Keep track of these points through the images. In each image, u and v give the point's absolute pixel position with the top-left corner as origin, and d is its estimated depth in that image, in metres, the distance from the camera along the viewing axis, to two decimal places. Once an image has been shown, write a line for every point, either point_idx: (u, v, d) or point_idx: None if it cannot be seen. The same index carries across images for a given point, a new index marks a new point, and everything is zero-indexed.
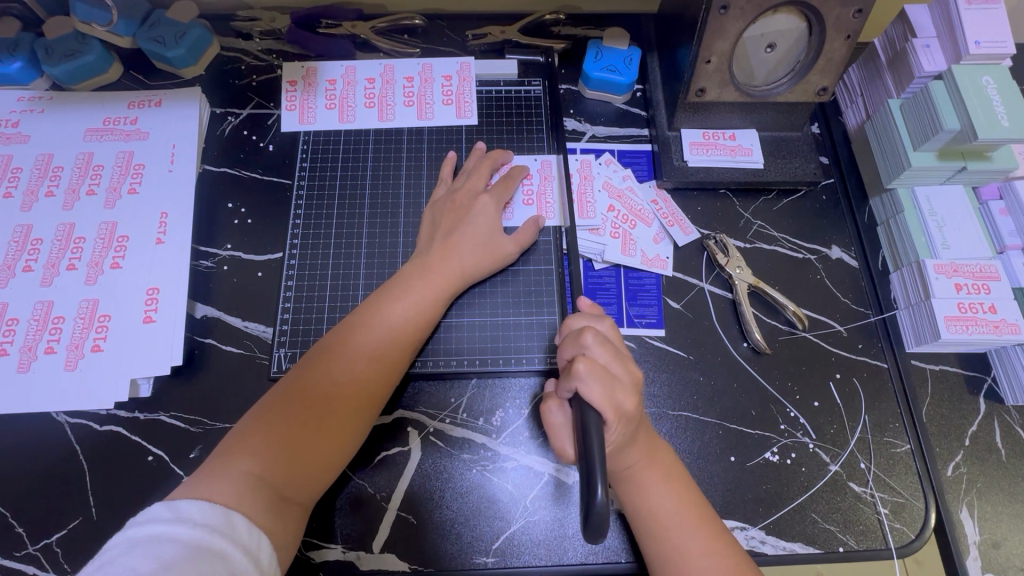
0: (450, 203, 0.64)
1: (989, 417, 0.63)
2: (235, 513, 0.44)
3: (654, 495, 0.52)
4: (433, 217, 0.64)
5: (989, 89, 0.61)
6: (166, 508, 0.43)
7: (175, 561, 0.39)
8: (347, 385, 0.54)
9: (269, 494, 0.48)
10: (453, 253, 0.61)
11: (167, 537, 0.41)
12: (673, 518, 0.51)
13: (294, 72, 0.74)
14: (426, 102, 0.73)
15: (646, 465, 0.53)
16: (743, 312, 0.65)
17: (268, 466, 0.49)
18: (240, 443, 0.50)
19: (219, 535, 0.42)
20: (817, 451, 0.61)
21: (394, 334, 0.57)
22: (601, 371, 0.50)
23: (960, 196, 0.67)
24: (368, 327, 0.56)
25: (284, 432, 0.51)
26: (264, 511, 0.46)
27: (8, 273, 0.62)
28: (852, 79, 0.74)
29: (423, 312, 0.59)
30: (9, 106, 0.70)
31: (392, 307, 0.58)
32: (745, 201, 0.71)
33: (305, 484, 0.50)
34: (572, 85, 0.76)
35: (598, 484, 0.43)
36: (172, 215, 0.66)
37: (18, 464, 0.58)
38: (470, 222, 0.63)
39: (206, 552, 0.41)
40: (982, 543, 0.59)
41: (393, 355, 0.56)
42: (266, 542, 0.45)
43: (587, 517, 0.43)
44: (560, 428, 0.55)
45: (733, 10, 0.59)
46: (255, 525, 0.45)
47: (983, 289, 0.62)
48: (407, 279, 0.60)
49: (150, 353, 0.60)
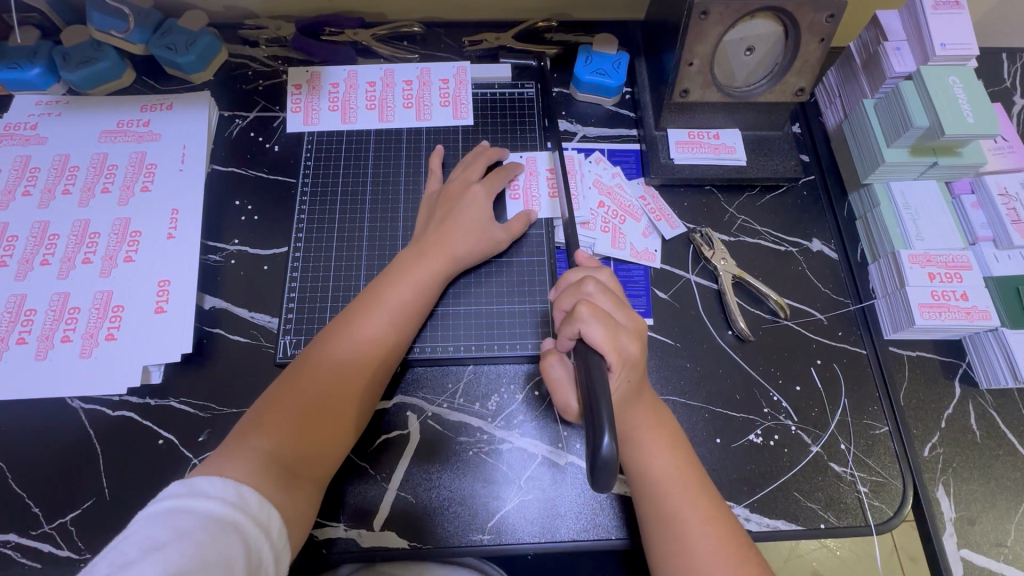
0: (444, 194, 0.68)
1: (964, 400, 0.65)
2: (246, 487, 0.47)
3: (658, 459, 0.55)
4: (428, 209, 0.68)
5: (956, 89, 0.64)
6: (182, 484, 0.45)
7: (191, 531, 0.41)
8: (349, 366, 0.57)
9: (282, 472, 0.50)
10: (446, 240, 0.64)
11: (184, 509, 0.43)
12: (668, 484, 0.54)
13: (299, 76, 0.78)
14: (425, 104, 0.77)
15: (650, 429, 0.56)
16: (727, 302, 0.68)
17: (280, 445, 0.52)
18: (253, 425, 0.52)
19: (232, 508, 0.45)
20: (799, 433, 0.64)
21: (393, 317, 0.60)
22: (604, 315, 0.53)
23: (934, 190, 0.70)
24: (368, 310, 0.59)
25: (294, 413, 0.53)
26: (275, 488, 0.49)
27: (26, 267, 0.65)
28: (830, 81, 0.77)
29: (421, 296, 0.62)
30: (28, 109, 0.74)
31: (392, 292, 0.61)
32: (729, 197, 0.75)
33: (316, 462, 0.53)
34: (563, 88, 0.80)
35: (605, 433, 0.44)
36: (183, 211, 0.70)
37: (34, 447, 0.60)
38: (463, 211, 0.66)
39: (220, 524, 0.43)
40: (958, 520, 0.61)
41: (392, 338, 0.59)
42: (277, 517, 0.48)
43: (594, 466, 0.44)
44: (560, 382, 0.60)
45: (713, 15, 0.62)
46: (265, 500, 0.47)
47: (955, 278, 0.65)
48: (404, 264, 0.63)
49: (161, 341, 0.63)
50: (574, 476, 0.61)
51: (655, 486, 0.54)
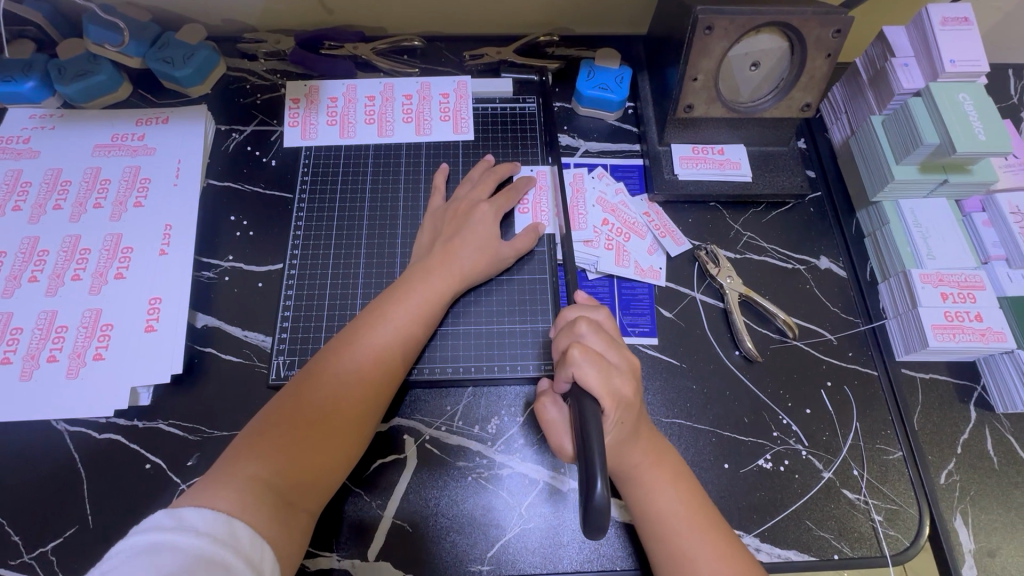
0: (450, 213, 0.67)
1: (980, 424, 0.63)
2: (238, 522, 0.44)
3: (662, 497, 0.52)
4: (434, 225, 0.67)
5: (966, 106, 0.63)
6: (168, 515, 0.43)
7: (175, 571, 0.39)
8: (351, 387, 0.54)
9: (274, 500, 0.48)
10: (451, 257, 0.63)
11: (169, 545, 0.40)
12: (673, 519, 0.51)
13: (297, 90, 0.77)
14: (425, 118, 0.76)
15: (650, 466, 0.54)
16: (734, 322, 0.66)
17: (275, 470, 0.49)
18: (248, 447, 0.50)
19: (221, 545, 0.42)
20: (810, 458, 0.61)
21: (398, 335, 0.58)
22: (597, 358, 0.52)
23: (944, 208, 0.68)
24: (372, 328, 0.57)
25: (293, 435, 0.51)
26: (267, 522, 0.46)
27: (14, 284, 0.64)
28: (836, 96, 0.76)
29: (426, 314, 0.60)
30: (22, 123, 0.73)
31: (397, 310, 0.59)
32: (735, 213, 0.73)
33: (311, 490, 0.51)
34: (565, 103, 0.79)
35: (598, 479, 0.42)
36: (177, 226, 0.68)
37: (15, 472, 0.58)
38: (470, 229, 0.65)
39: (206, 564, 0.40)
40: (977, 551, 0.59)
41: (396, 357, 0.57)
42: (270, 554, 0.45)
43: (586, 513, 0.42)
44: (557, 425, 0.57)
45: (718, 30, 0.61)
46: (258, 537, 0.45)
47: (969, 298, 0.63)
48: (408, 282, 0.61)
49: (150, 361, 0.61)
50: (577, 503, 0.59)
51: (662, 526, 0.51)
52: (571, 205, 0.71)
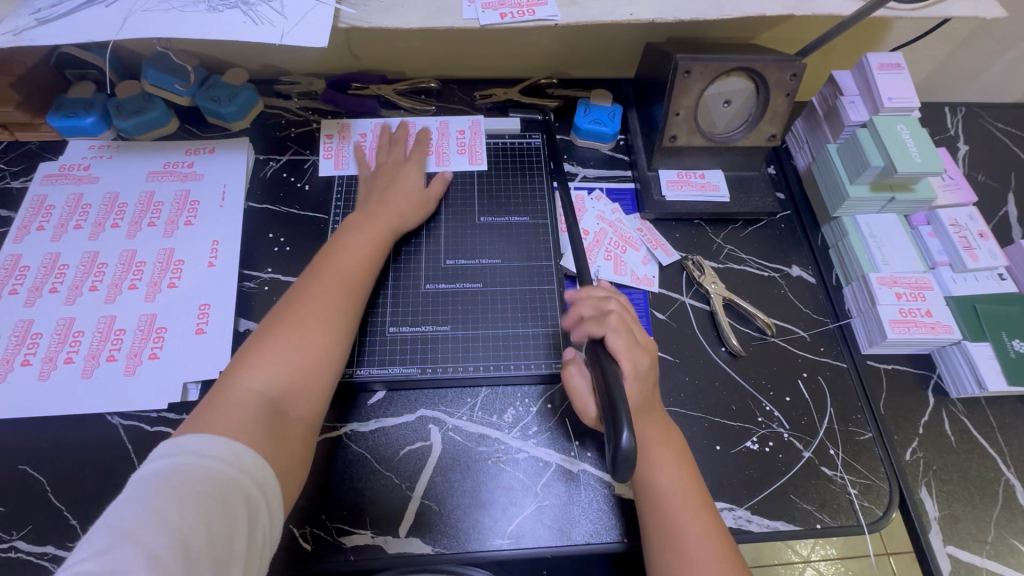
0: (382, 172, 0.79)
1: (937, 408, 0.72)
2: (238, 444, 0.49)
3: (666, 474, 0.59)
4: (368, 185, 0.77)
5: (903, 134, 0.74)
6: (172, 445, 0.47)
7: (188, 489, 0.44)
8: (321, 310, 0.61)
9: (266, 408, 0.53)
10: (389, 206, 0.74)
11: (178, 469, 0.45)
12: (674, 494, 0.57)
13: (331, 128, 0.87)
14: (444, 152, 0.85)
15: (659, 443, 0.60)
16: (720, 322, 0.75)
17: (262, 386, 0.55)
18: (233, 374, 0.56)
19: (216, 461, 0.47)
20: (791, 439, 0.69)
21: (353, 265, 0.67)
22: (624, 328, 0.62)
23: (894, 222, 0.79)
24: (327, 260, 0.66)
25: (272, 354, 0.57)
26: (264, 427, 0.52)
27: (76, 292, 0.71)
28: (798, 130, 0.89)
29: (372, 246, 0.70)
30: (82, 153, 0.82)
31: (344, 245, 0.68)
32: (716, 229, 0.83)
33: (298, 399, 0.56)
34: (565, 136, 0.90)
35: (626, 428, 0.49)
36: (223, 242, 0.76)
37: (73, 462, 0.64)
38: (399, 182, 0.77)
39: (215, 482, 0.46)
40: (941, 519, 0.66)
41: (351, 275, 0.66)
42: (268, 466, 0.50)
43: (616, 460, 0.49)
44: (579, 390, 0.65)
45: (695, 73, 0.73)
46: (258, 451, 0.50)
47: (919, 297, 0.73)
48: (354, 225, 0.71)
49: (200, 360, 0.68)
50: (587, 484, 0.65)
51: (658, 496, 0.57)
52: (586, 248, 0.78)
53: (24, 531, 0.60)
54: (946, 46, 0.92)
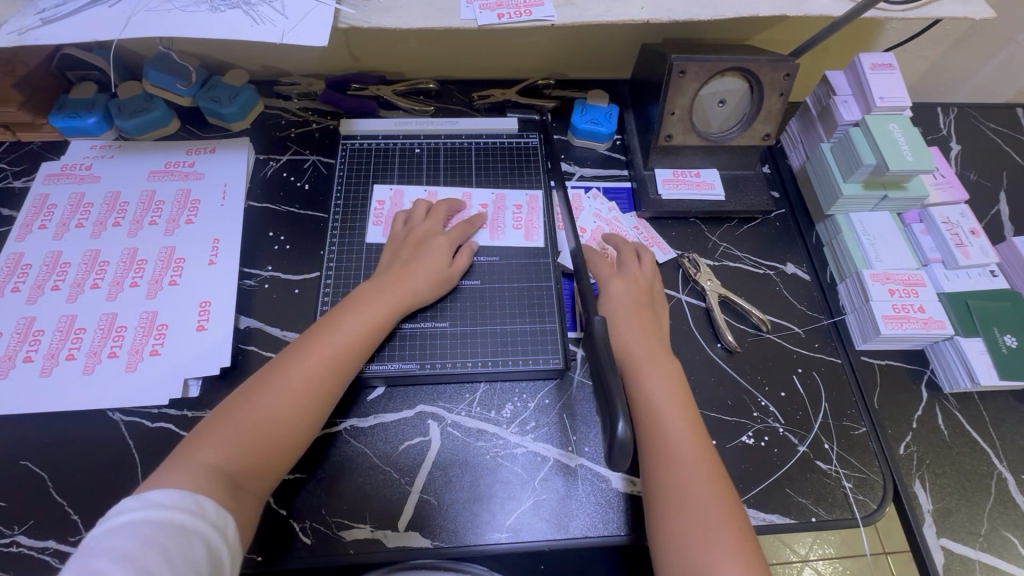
0: (408, 237, 0.74)
1: (931, 403, 0.73)
2: (202, 497, 0.49)
3: (653, 385, 0.62)
4: (392, 250, 0.74)
5: (895, 133, 0.75)
6: (136, 500, 0.48)
7: (154, 538, 0.45)
8: (306, 384, 0.59)
9: (225, 481, 0.52)
10: (406, 277, 0.69)
11: (144, 519, 0.46)
12: (660, 402, 0.61)
13: (382, 192, 0.83)
14: (499, 225, 0.81)
15: (652, 360, 0.64)
16: (716, 318, 0.76)
17: (226, 457, 0.53)
18: (203, 436, 0.54)
19: (188, 513, 0.48)
20: (786, 434, 0.70)
21: (350, 340, 0.63)
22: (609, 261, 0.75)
23: (887, 219, 0.80)
24: (329, 334, 0.63)
25: (241, 424, 0.55)
26: (223, 494, 0.51)
27: (77, 290, 0.71)
28: (792, 129, 0.90)
29: (375, 326, 0.66)
30: (84, 153, 0.83)
31: (348, 322, 0.64)
32: (711, 227, 0.85)
33: (257, 475, 0.55)
34: (562, 135, 0.91)
35: (621, 419, 0.49)
36: (223, 240, 0.77)
37: (75, 457, 0.64)
38: (424, 254, 0.72)
39: (181, 530, 0.46)
40: (935, 512, 0.67)
41: (344, 360, 0.62)
42: (232, 524, 0.50)
43: (612, 450, 0.49)
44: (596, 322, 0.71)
45: (689, 73, 0.74)
46: (221, 507, 0.50)
47: (912, 293, 0.74)
48: (364, 295, 0.67)
49: (202, 356, 0.69)
50: (585, 478, 0.66)
51: (651, 411, 0.60)
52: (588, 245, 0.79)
53: (25, 525, 0.60)
54: (937, 47, 0.94)
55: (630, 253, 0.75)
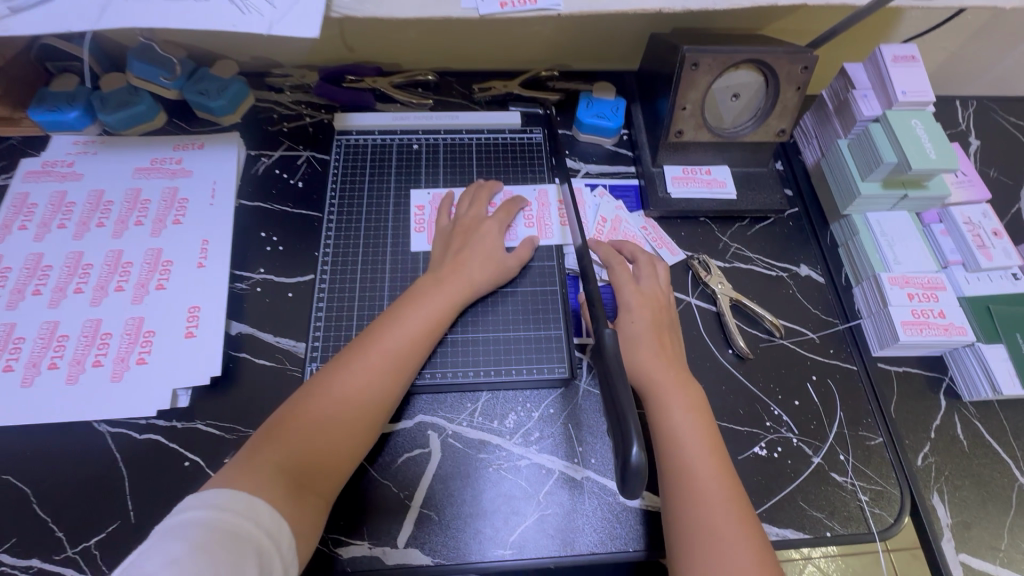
0: (459, 228, 0.73)
1: (949, 411, 0.70)
2: (258, 500, 0.49)
3: (675, 415, 0.59)
4: (443, 239, 0.73)
5: (918, 130, 0.72)
6: (194, 498, 0.48)
7: (205, 542, 0.44)
8: (367, 381, 0.60)
9: (290, 481, 0.52)
10: (460, 269, 0.69)
11: (197, 521, 0.45)
12: (682, 432, 0.58)
13: (421, 197, 0.80)
14: (546, 224, 0.78)
15: (673, 386, 0.61)
16: (727, 323, 0.73)
17: (291, 456, 0.54)
18: (271, 435, 0.55)
19: (244, 517, 0.48)
20: (800, 444, 0.67)
21: (410, 335, 0.63)
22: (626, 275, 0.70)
23: (906, 220, 0.77)
24: (388, 329, 0.63)
25: (307, 422, 0.56)
26: (285, 498, 0.51)
27: (60, 295, 0.68)
28: (807, 124, 0.86)
29: (434, 319, 0.65)
30: (66, 149, 0.79)
31: (405, 316, 0.64)
32: (722, 227, 0.81)
33: (322, 475, 0.55)
34: (567, 130, 0.87)
35: (634, 442, 0.46)
36: (213, 242, 0.74)
37: (58, 471, 0.61)
38: (476, 243, 0.72)
39: (231, 534, 0.46)
40: (954, 526, 0.64)
41: (401, 357, 0.62)
42: (286, 529, 0.50)
43: (624, 475, 0.46)
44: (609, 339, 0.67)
45: (702, 66, 0.70)
46: (276, 512, 0.50)
47: (932, 297, 0.71)
48: (421, 289, 0.67)
49: (191, 365, 0.66)
50: (591, 492, 0.63)
51: (669, 437, 0.58)
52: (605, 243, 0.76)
53: (7, 543, 0.58)
54: (958, 37, 0.90)
55: (646, 266, 0.70)
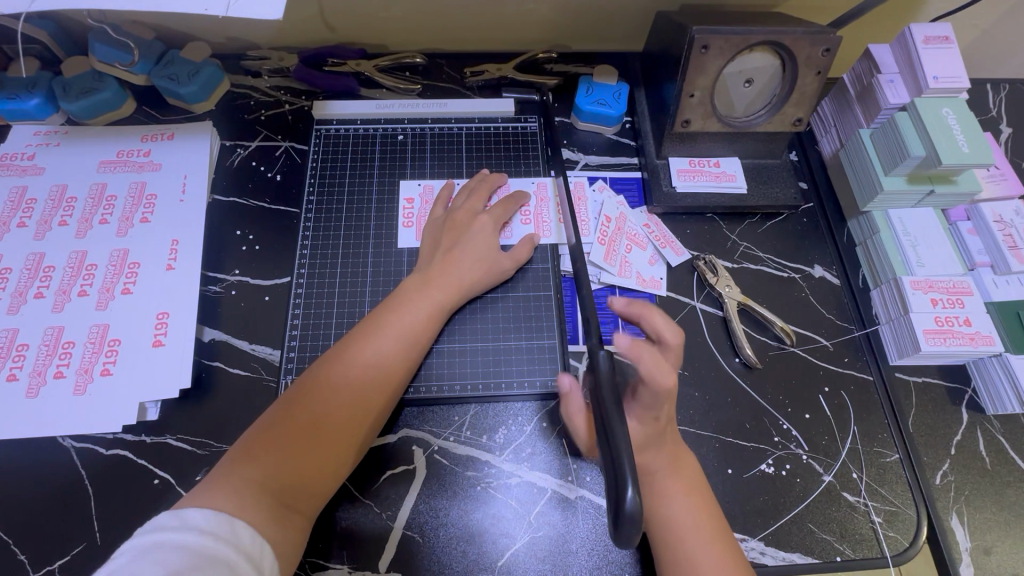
0: (449, 222, 0.68)
1: (972, 426, 0.65)
2: (239, 521, 0.46)
3: (674, 506, 0.54)
4: (434, 236, 0.67)
5: (950, 120, 0.66)
6: (172, 517, 0.44)
7: (182, 568, 0.40)
8: (353, 392, 0.55)
9: (272, 503, 0.48)
10: (451, 268, 0.64)
11: (175, 543, 0.41)
12: (682, 527, 0.53)
13: (411, 188, 0.74)
14: (543, 220, 0.72)
15: (670, 473, 0.56)
16: (734, 329, 0.68)
17: (272, 475, 0.50)
18: (247, 453, 0.51)
19: (223, 542, 0.43)
20: (810, 461, 0.63)
21: (398, 341, 0.59)
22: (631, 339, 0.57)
23: (931, 217, 0.71)
24: (374, 335, 0.59)
25: (289, 437, 0.52)
26: (267, 522, 0.47)
27: (20, 300, 0.64)
28: (825, 111, 0.80)
29: (424, 323, 0.61)
30: (26, 140, 0.73)
31: (393, 320, 0.60)
32: (731, 224, 0.75)
33: (306, 495, 0.51)
34: (565, 118, 0.81)
35: (628, 484, 0.43)
36: (183, 241, 0.69)
37: (19, 489, 0.58)
38: (469, 240, 0.66)
39: (211, 560, 0.41)
40: (973, 550, 0.60)
41: (389, 365, 0.58)
42: (269, 554, 0.46)
43: (618, 519, 0.43)
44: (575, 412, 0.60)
45: (713, 49, 0.64)
46: (258, 536, 0.46)
47: (958, 304, 0.66)
48: (409, 290, 0.62)
49: (160, 375, 0.62)
50: (585, 512, 0.59)
51: (670, 532, 0.53)
52: (610, 243, 0.71)
53: None
54: (993, 14, 0.82)
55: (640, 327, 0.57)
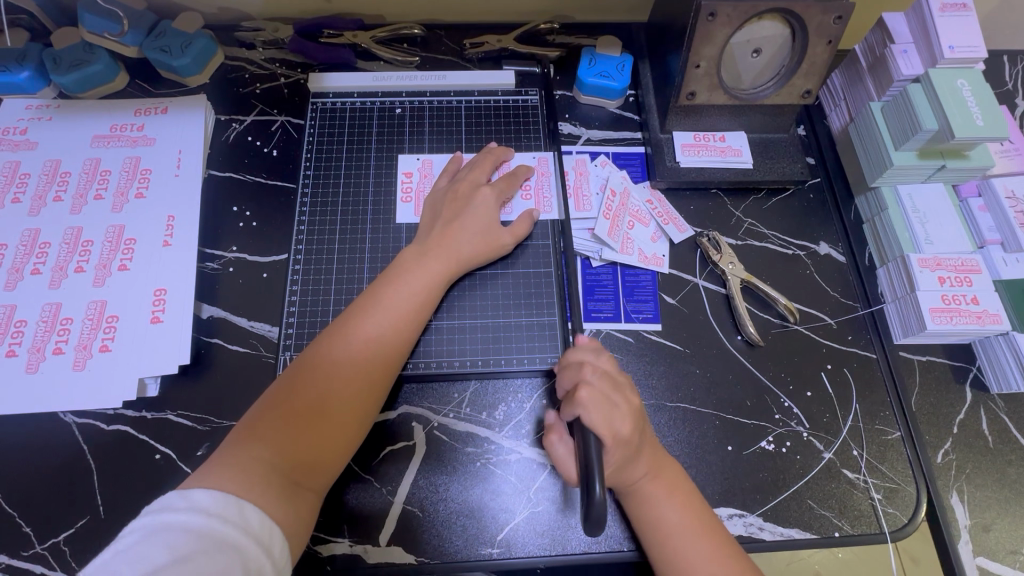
0: (451, 195, 0.66)
1: (975, 405, 0.65)
2: (248, 503, 0.45)
3: (665, 511, 0.54)
4: (433, 208, 0.66)
5: (964, 91, 0.64)
6: (180, 497, 0.44)
7: (190, 552, 0.40)
8: (354, 366, 0.55)
9: (281, 478, 0.49)
10: (451, 241, 0.63)
11: (182, 526, 0.42)
12: (675, 529, 0.53)
13: (409, 163, 0.73)
14: (545, 195, 0.71)
15: (653, 478, 0.55)
16: (736, 307, 0.67)
17: (278, 451, 0.50)
18: (252, 429, 0.51)
19: (231, 525, 0.43)
20: (811, 439, 0.63)
21: (398, 314, 0.58)
22: (603, 398, 0.54)
23: (941, 193, 0.70)
24: (372, 309, 0.58)
25: (292, 412, 0.52)
26: (276, 502, 0.47)
27: (16, 276, 0.63)
28: (835, 83, 0.77)
29: (423, 295, 0.60)
30: (17, 114, 0.72)
31: (391, 293, 0.59)
32: (736, 200, 0.74)
33: (314, 469, 0.51)
34: (567, 91, 0.79)
35: (597, 482, 0.47)
36: (179, 218, 0.68)
37: (23, 463, 0.58)
38: (470, 213, 0.65)
39: (219, 544, 0.42)
40: (972, 527, 0.61)
41: (389, 338, 0.57)
42: (279, 534, 0.46)
43: (586, 513, 0.47)
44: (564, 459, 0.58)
45: (720, 16, 0.61)
46: (267, 517, 0.46)
47: (966, 282, 0.65)
48: (407, 264, 0.62)
49: (158, 352, 0.61)
50: None
51: (662, 538, 0.53)
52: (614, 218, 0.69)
53: None
54: None
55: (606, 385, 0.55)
